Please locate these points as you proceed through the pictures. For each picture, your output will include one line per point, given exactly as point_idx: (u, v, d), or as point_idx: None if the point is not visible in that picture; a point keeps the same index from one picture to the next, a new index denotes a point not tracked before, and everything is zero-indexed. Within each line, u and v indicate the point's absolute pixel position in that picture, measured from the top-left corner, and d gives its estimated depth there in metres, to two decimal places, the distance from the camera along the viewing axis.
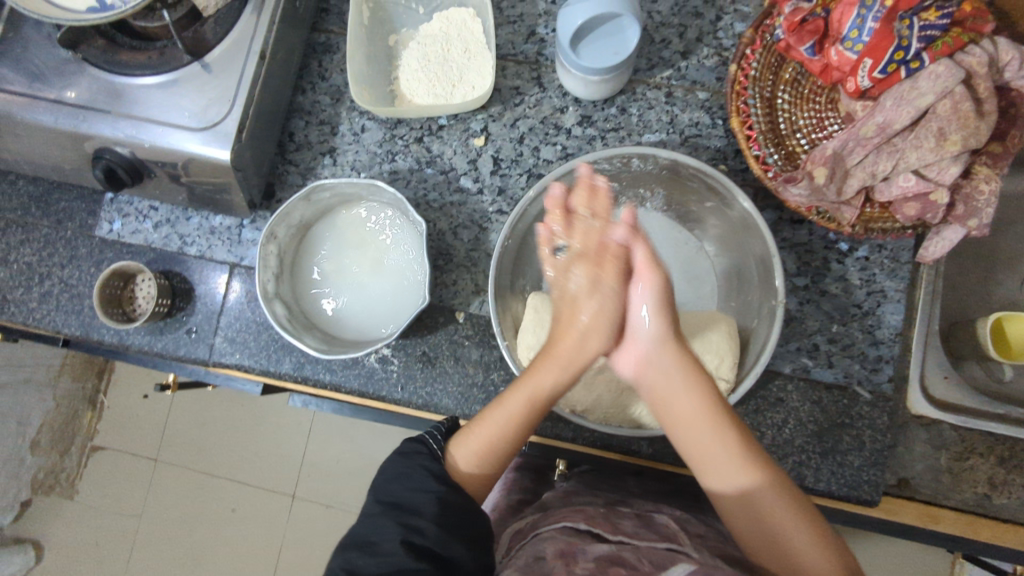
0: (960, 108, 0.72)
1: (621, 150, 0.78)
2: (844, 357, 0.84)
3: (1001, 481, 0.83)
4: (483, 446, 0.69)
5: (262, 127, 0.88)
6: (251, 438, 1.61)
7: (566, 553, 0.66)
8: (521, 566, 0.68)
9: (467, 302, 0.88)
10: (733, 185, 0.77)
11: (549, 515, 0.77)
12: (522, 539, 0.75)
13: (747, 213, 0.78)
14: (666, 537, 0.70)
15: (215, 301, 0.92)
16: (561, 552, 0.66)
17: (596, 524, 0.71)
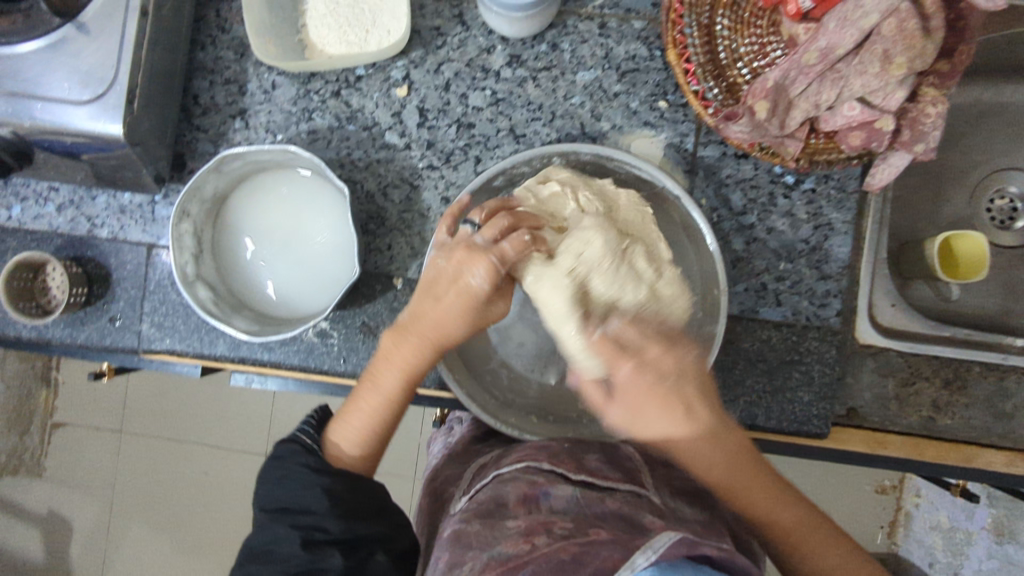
0: (905, 27, 0.67)
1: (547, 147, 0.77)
2: (793, 294, 0.82)
3: (945, 404, 0.84)
4: (353, 421, 0.69)
5: (159, 92, 0.80)
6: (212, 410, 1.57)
7: (528, 500, 0.66)
8: (481, 511, 0.67)
9: (404, 267, 0.84)
10: (669, 178, 0.76)
11: (512, 453, 0.78)
12: (480, 478, 0.75)
13: (702, 228, 0.77)
14: (630, 478, 0.71)
15: (137, 285, 0.86)
16: (523, 498, 0.67)
17: (559, 461, 0.72)
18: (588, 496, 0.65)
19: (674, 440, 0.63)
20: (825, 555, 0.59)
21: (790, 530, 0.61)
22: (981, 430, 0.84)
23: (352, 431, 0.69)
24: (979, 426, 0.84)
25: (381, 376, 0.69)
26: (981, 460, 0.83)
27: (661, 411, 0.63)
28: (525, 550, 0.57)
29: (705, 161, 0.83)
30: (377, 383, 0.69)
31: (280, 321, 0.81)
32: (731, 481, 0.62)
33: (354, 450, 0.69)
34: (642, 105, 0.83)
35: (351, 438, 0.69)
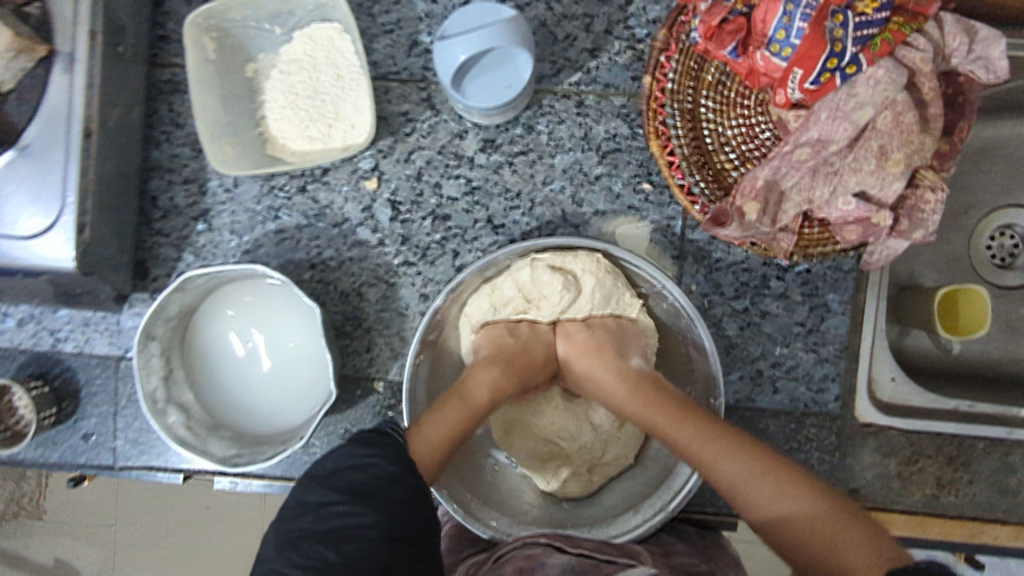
0: (902, 120, 0.63)
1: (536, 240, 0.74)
2: (789, 380, 0.80)
3: (948, 480, 0.82)
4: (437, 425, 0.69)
5: (113, 205, 0.75)
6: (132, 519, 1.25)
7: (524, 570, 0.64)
8: None
9: (384, 368, 0.81)
10: (676, 289, 0.71)
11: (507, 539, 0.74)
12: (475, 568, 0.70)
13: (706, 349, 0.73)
14: (626, 553, 0.68)
15: (107, 401, 0.82)
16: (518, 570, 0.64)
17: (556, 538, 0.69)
18: (584, 566, 0.63)
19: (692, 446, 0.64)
20: (851, 547, 0.53)
21: (811, 519, 0.56)
22: (985, 506, 0.82)
23: (432, 440, 0.68)
24: (983, 501, 0.82)
25: (467, 398, 0.70)
26: (986, 534, 0.82)
27: (680, 418, 0.65)
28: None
29: (694, 246, 0.79)
30: (468, 394, 0.70)
31: (257, 436, 0.79)
32: (739, 477, 0.60)
33: (433, 453, 0.67)
34: (625, 187, 0.79)
35: (429, 446, 0.67)
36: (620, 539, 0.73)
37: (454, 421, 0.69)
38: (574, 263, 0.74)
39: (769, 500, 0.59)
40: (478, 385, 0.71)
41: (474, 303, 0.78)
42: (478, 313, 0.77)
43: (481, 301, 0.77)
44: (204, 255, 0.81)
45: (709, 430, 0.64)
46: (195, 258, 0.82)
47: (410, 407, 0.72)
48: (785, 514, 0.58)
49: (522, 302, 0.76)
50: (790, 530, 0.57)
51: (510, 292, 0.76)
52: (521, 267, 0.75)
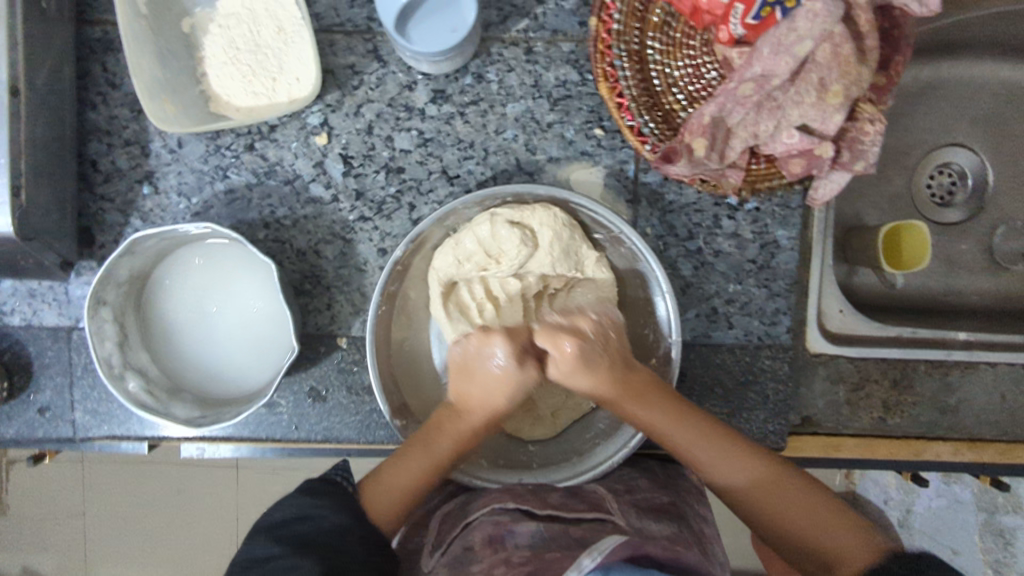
0: (840, 52, 0.65)
1: (494, 192, 0.73)
2: (743, 316, 0.82)
3: (894, 403, 0.87)
4: (403, 471, 0.71)
5: (51, 170, 0.73)
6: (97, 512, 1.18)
7: (493, 540, 0.65)
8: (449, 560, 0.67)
9: (346, 325, 0.81)
10: (632, 233, 0.72)
11: (476, 498, 0.74)
12: (450, 529, 0.72)
13: (662, 288, 0.74)
14: (594, 506, 0.69)
15: (60, 374, 0.80)
16: (488, 540, 0.65)
17: (522, 497, 0.70)
18: (552, 530, 0.65)
19: (649, 418, 0.72)
20: (801, 517, 0.67)
21: (758, 482, 0.69)
22: (929, 425, 0.87)
23: (384, 492, 0.71)
24: (926, 421, 0.87)
25: (428, 441, 0.72)
26: (930, 452, 0.87)
27: (633, 396, 0.72)
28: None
29: (648, 188, 0.80)
30: (428, 437, 0.73)
31: (222, 398, 0.78)
32: (704, 451, 0.71)
33: (387, 509, 0.70)
34: (578, 133, 0.79)
35: (385, 493, 0.71)
36: (578, 479, 0.75)
37: (416, 458, 0.72)
38: (533, 217, 0.74)
39: (721, 468, 0.70)
40: (446, 416, 0.74)
41: (440, 255, 0.77)
42: (443, 265, 0.76)
43: (445, 255, 0.76)
44: (152, 219, 0.79)
45: (675, 407, 0.72)
46: (142, 223, 0.79)
47: (378, 376, 0.72)
48: (736, 482, 0.70)
49: (483, 258, 0.75)
50: (740, 493, 0.70)
51: (471, 245, 0.75)
52: (481, 221, 0.74)
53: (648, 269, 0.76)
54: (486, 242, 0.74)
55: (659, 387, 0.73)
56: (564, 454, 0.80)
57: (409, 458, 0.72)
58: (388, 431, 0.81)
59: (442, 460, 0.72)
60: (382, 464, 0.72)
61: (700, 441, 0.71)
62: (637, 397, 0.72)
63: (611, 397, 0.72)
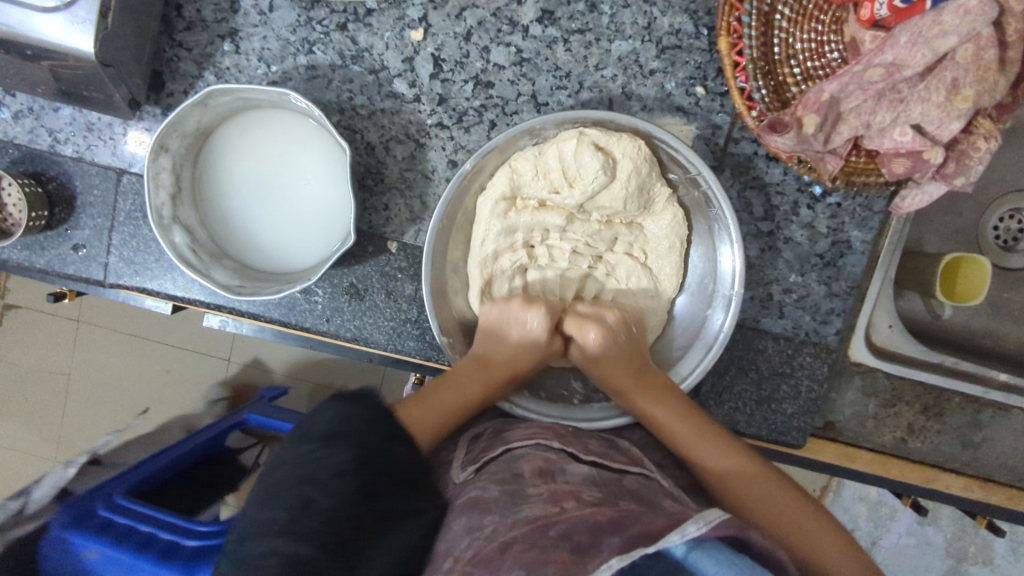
0: (982, 56, 0.62)
1: (573, 113, 0.69)
2: (797, 309, 0.81)
3: (920, 427, 0.85)
4: (433, 403, 0.72)
5: (138, 2, 0.69)
6: (86, 365, 1.31)
7: (544, 473, 0.63)
8: (496, 480, 0.63)
9: (400, 231, 0.78)
10: (709, 172, 0.68)
11: (512, 431, 0.73)
12: (485, 451, 0.71)
13: (732, 236, 0.70)
14: (634, 460, 0.69)
15: (102, 214, 0.78)
16: (539, 472, 0.63)
17: (567, 442, 0.69)
18: (606, 478, 0.63)
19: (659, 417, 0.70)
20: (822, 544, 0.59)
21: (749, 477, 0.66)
22: (947, 455, 0.86)
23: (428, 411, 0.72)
24: (946, 451, 0.86)
25: (459, 378, 0.73)
26: (941, 482, 0.86)
27: (665, 396, 0.71)
28: (553, 512, 0.55)
29: (736, 158, 0.78)
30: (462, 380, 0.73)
31: (261, 273, 0.76)
32: (716, 463, 0.67)
33: (427, 425, 0.71)
34: (678, 87, 0.76)
35: (423, 411, 0.72)
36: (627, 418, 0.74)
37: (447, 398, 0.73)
38: (618, 146, 0.69)
39: (751, 497, 0.64)
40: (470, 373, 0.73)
41: (522, 158, 0.72)
42: (522, 170, 0.72)
43: (526, 160, 0.72)
44: (227, 78, 0.76)
45: (674, 402, 0.71)
46: (215, 79, 0.76)
47: (430, 275, 0.70)
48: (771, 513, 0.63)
49: (559, 179, 0.71)
50: (781, 524, 0.62)
51: (553, 162, 0.71)
52: (567, 138, 0.70)
53: (725, 228, 0.71)
54: (563, 160, 0.70)
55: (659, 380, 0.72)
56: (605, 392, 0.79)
57: (442, 386, 0.73)
58: (418, 343, 0.79)
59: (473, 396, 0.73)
60: (424, 389, 0.74)
61: (719, 453, 0.67)
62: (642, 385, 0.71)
63: (628, 389, 0.71)
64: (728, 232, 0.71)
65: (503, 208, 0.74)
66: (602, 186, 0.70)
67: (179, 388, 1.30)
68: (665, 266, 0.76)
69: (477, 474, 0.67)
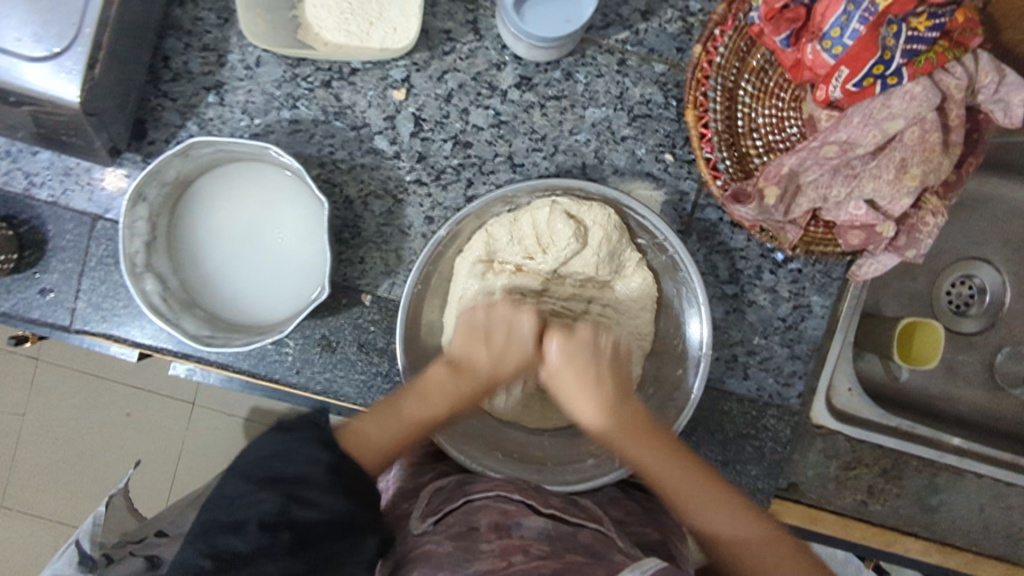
0: (928, 138, 0.66)
1: (552, 182, 0.74)
2: (760, 370, 0.83)
3: (879, 489, 0.87)
4: (383, 419, 0.69)
5: (127, 55, 0.71)
6: (41, 409, 1.26)
7: (500, 526, 0.67)
8: (452, 533, 0.67)
9: (375, 284, 0.79)
10: (676, 240, 0.71)
11: (476, 481, 0.73)
12: (446, 501, 0.71)
13: (699, 303, 0.73)
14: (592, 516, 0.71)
15: (74, 258, 0.78)
16: (496, 526, 0.67)
17: (526, 495, 0.71)
18: (559, 531, 0.67)
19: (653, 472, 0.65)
20: None
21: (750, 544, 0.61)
22: (906, 518, 0.88)
23: (382, 425, 0.69)
24: (905, 514, 0.88)
25: (426, 389, 0.70)
26: (899, 545, 0.87)
27: (643, 433, 0.66)
28: (502, 566, 0.63)
29: (702, 223, 0.81)
30: (422, 400, 0.69)
31: (233, 324, 0.76)
32: (707, 511, 0.63)
33: (375, 445, 0.68)
34: (648, 154, 0.80)
35: (366, 442, 0.68)
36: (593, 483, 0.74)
37: (413, 414, 0.69)
38: (589, 213, 0.73)
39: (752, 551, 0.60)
40: (437, 387, 0.70)
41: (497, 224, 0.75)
42: (497, 236, 0.75)
43: (502, 226, 0.75)
44: (210, 128, 0.78)
45: (670, 450, 0.66)
46: (198, 129, 0.78)
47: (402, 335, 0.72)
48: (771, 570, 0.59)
49: (532, 245, 0.75)
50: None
51: (528, 230, 0.74)
52: (541, 206, 0.74)
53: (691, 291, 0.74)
54: (539, 228, 0.74)
55: (654, 429, 0.67)
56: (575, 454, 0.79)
57: (409, 394, 0.70)
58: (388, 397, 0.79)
59: (434, 420, 0.70)
60: (374, 408, 0.70)
61: (705, 497, 0.63)
62: (635, 438, 0.66)
63: (608, 433, 0.67)
64: (694, 294, 0.74)
65: (480, 269, 0.75)
66: (574, 253, 0.73)
67: (140, 433, 1.26)
68: (638, 325, 0.78)
69: (436, 525, 0.68)
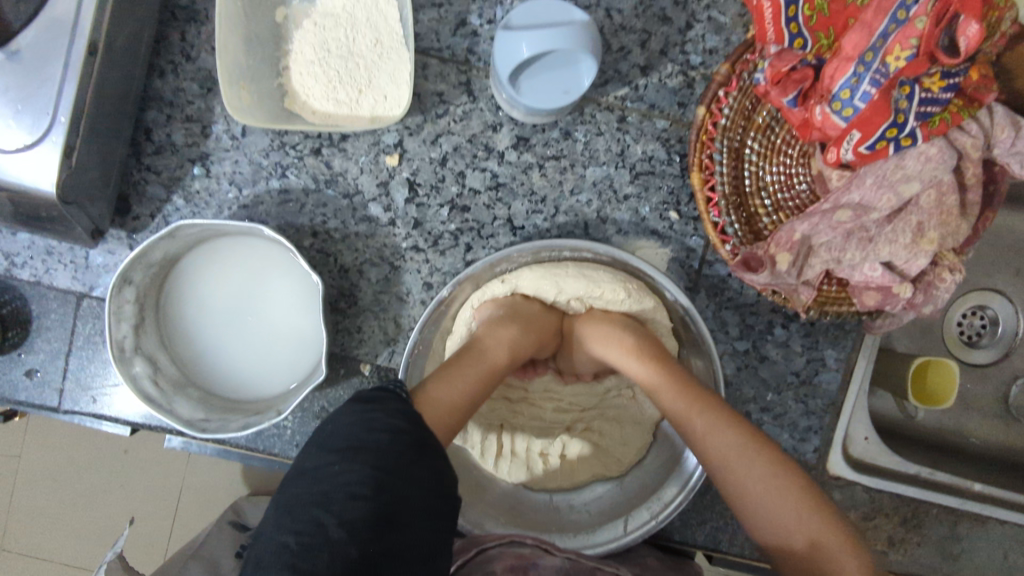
0: (944, 201, 0.64)
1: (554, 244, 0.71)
2: (774, 426, 0.81)
3: (899, 539, 0.85)
4: (451, 379, 0.65)
5: (107, 133, 0.68)
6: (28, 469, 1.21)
7: (517, 567, 0.64)
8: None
9: (373, 353, 0.76)
10: (688, 301, 0.70)
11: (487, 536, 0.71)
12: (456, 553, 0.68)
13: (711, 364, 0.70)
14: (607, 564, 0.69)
15: (60, 338, 0.75)
16: (512, 567, 0.64)
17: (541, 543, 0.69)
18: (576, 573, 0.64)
19: (717, 448, 0.63)
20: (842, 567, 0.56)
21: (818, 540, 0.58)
22: (929, 569, 0.85)
23: (445, 401, 0.63)
24: (927, 564, 0.85)
25: (481, 353, 0.68)
26: None
27: (694, 403, 0.65)
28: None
29: (710, 280, 0.78)
30: (488, 353, 0.68)
31: (229, 402, 0.73)
32: (738, 469, 0.62)
33: (438, 413, 0.63)
34: (652, 212, 0.77)
35: (435, 408, 0.63)
36: (605, 547, 0.71)
37: (473, 354, 0.68)
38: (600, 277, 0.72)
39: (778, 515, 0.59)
40: (494, 340, 0.69)
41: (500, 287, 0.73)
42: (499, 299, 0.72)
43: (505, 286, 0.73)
44: (196, 202, 0.75)
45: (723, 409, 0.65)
46: (184, 202, 0.75)
47: None
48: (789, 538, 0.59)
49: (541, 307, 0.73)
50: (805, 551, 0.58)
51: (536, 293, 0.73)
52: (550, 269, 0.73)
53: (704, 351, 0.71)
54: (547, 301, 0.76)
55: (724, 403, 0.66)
56: (584, 518, 0.76)
57: (461, 362, 0.67)
58: None
59: (498, 368, 0.68)
60: (432, 378, 0.65)
61: (743, 458, 0.62)
62: (704, 406, 0.65)
63: (657, 387, 0.68)
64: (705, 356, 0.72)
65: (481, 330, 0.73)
66: None
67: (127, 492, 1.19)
68: None
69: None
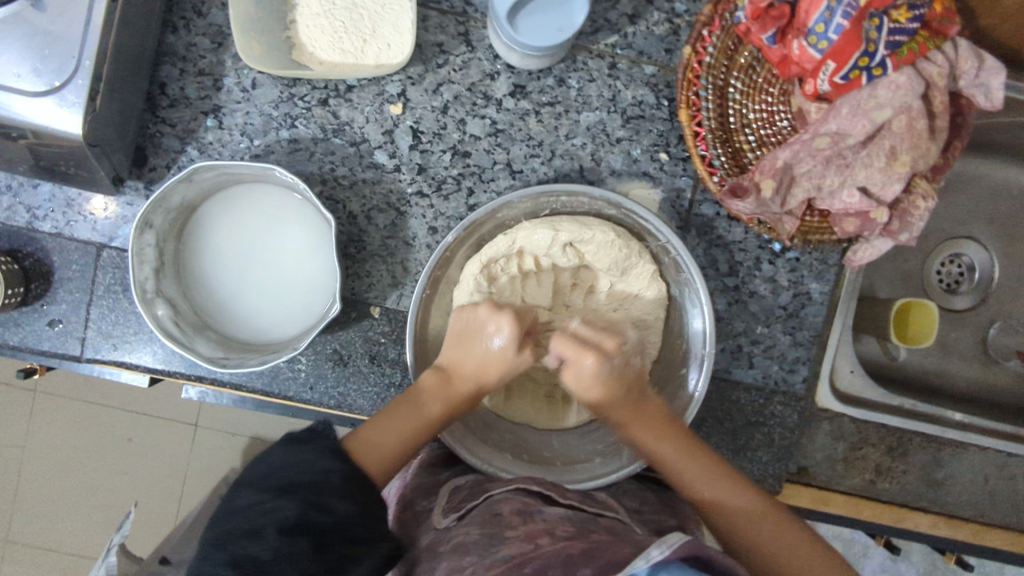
0: (915, 126, 0.69)
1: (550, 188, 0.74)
2: (765, 358, 0.85)
3: (886, 468, 0.89)
4: (381, 427, 0.72)
5: (126, 85, 0.72)
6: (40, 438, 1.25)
7: (523, 512, 0.65)
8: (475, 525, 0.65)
9: (382, 296, 0.80)
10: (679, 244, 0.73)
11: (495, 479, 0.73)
12: (465, 499, 0.71)
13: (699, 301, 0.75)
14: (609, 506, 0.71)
15: (81, 288, 0.78)
16: (518, 511, 0.65)
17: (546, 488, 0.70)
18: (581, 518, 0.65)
19: (663, 457, 0.71)
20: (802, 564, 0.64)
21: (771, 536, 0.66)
22: (915, 495, 0.90)
23: (380, 454, 0.71)
24: (913, 490, 0.90)
25: (421, 401, 0.73)
26: (909, 521, 0.89)
27: (661, 433, 0.72)
28: (529, 549, 0.58)
29: (700, 219, 0.83)
30: (417, 399, 0.73)
31: (246, 343, 0.77)
32: (710, 491, 0.69)
33: (377, 458, 0.71)
34: (644, 154, 0.81)
35: (370, 453, 0.70)
36: (604, 480, 0.74)
37: (410, 426, 0.72)
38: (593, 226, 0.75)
39: (746, 527, 0.67)
40: (428, 396, 0.73)
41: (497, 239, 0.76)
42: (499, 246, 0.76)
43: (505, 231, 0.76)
44: (210, 152, 0.78)
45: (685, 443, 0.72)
46: (198, 153, 0.78)
47: (412, 342, 0.73)
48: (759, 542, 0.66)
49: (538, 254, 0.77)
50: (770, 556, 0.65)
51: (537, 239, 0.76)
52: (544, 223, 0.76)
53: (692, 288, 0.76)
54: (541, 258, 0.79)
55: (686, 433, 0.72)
56: (584, 453, 0.80)
57: (388, 413, 0.72)
58: None
59: (436, 422, 0.73)
60: (368, 425, 0.72)
61: (715, 483, 0.70)
62: (667, 441, 0.71)
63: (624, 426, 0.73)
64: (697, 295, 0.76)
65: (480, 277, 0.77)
66: None
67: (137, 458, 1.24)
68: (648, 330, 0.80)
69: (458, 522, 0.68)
